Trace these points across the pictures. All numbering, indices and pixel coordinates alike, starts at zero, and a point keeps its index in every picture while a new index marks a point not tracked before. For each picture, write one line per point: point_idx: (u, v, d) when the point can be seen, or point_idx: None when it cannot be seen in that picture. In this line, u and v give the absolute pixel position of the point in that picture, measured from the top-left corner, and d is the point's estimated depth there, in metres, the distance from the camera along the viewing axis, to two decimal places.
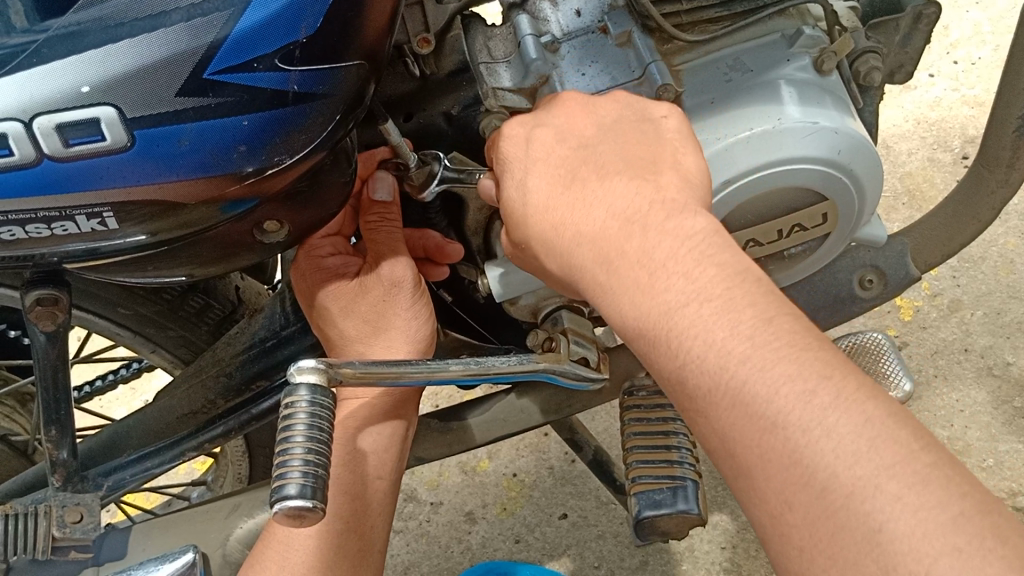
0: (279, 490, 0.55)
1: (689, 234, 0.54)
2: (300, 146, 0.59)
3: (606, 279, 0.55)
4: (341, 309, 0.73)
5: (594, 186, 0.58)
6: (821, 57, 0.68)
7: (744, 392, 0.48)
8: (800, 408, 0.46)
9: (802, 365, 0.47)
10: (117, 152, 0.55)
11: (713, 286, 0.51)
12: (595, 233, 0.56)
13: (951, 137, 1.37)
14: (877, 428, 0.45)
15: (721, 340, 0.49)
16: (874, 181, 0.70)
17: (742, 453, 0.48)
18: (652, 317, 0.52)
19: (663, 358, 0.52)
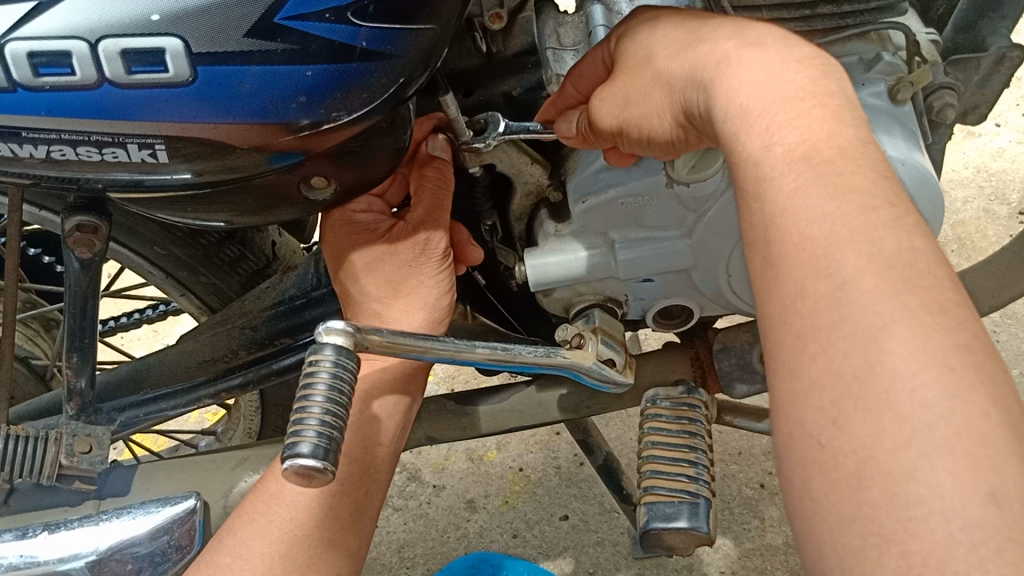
0: (291, 447, 0.54)
1: (812, 56, 0.47)
2: (359, 105, 0.58)
3: (736, 55, 0.48)
4: (365, 267, 0.73)
5: (715, 25, 0.52)
6: (897, 86, 0.66)
7: (813, 184, 0.41)
8: (866, 217, 0.40)
9: (884, 191, 0.41)
10: (178, 85, 0.55)
11: (824, 95, 0.44)
12: (729, 40, 0.49)
13: (1009, 191, 1.34)
14: (925, 271, 0.38)
15: (825, 131, 0.43)
16: (934, 221, 0.68)
17: (783, 241, 0.41)
18: (750, 102, 0.45)
19: (750, 142, 0.44)
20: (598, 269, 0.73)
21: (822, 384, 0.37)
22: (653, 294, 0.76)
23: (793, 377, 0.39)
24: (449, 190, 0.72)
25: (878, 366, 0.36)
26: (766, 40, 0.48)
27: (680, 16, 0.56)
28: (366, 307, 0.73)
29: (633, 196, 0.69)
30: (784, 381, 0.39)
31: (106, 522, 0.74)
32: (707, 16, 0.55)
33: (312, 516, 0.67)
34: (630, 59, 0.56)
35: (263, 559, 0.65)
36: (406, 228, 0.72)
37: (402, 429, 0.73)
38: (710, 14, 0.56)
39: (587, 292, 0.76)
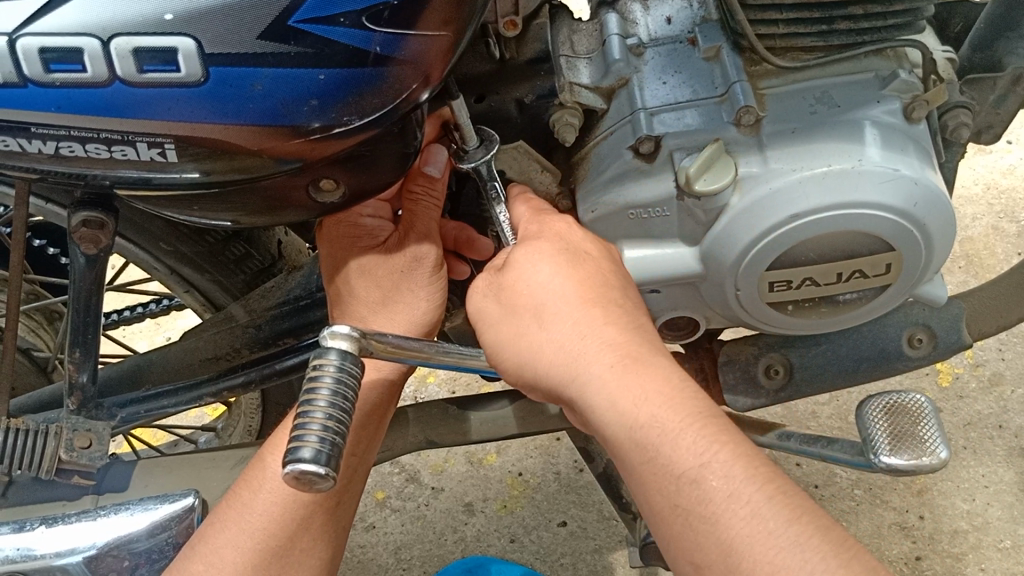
0: (293, 451, 0.53)
1: (684, 378, 0.60)
2: (370, 110, 0.57)
3: (631, 379, 0.58)
4: (357, 271, 0.73)
5: (613, 310, 0.62)
6: (912, 104, 0.65)
7: (754, 510, 0.52)
8: (814, 535, 0.51)
9: (798, 499, 0.54)
10: (189, 85, 0.54)
11: (710, 417, 0.57)
12: (612, 356, 0.60)
13: (1018, 208, 1.33)
14: (858, 554, 0.52)
15: (726, 455, 0.55)
16: (944, 240, 0.68)
17: (747, 563, 0.51)
18: (669, 425, 0.56)
19: (668, 477, 0.55)
20: None
21: None
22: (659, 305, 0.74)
23: None
24: (438, 203, 0.72)
25: None
26: (644, 363, 0.59)
27: (580, 275, 0.64)
28: (350, 313, 0.73)
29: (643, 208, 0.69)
30: None
31: (104, 518, 0.74)
32: (596, 281, 0.64)
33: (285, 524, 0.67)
34: (530, 314, 0.63)
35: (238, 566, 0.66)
36: (398, 235, 0.72)
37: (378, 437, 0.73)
38: (606, 273, 0.65)
39: None
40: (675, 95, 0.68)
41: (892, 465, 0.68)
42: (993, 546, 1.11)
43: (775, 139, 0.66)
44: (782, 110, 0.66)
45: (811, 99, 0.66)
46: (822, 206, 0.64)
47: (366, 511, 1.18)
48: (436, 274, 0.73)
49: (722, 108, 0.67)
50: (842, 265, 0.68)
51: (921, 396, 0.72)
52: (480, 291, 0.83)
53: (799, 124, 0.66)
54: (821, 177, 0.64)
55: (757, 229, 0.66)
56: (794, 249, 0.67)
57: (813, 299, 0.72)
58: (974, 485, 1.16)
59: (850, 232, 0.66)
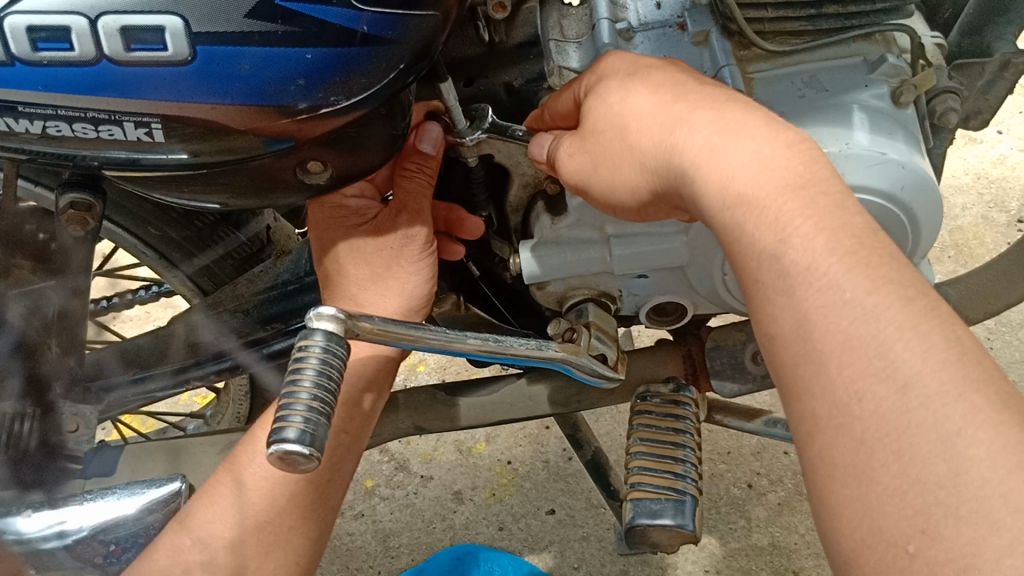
0: (278, 431, 0.53)
1: (798, 139, 0.52)
2: (358, 91, 0.57)
3: (720, 144, 0.51)
4: (346, 249, 0.73)
5: (700, 96, 0.55)
6: (900, 88, 0.65)
7: (847, 280, 0.45)
8: (902, 307, 0.44)
9: (908, 281, 0.45)
10: (177, 65, 0.54)
11: (820, 184, 0.49)
12: (708, 120, 0.53)
13: (1009, 199, 1.33)
14: (965, 349, 0.43)
15: (833, 222, 0.47)
16: (931, 225, 0.68)
17: (820, 334, 0.45)
18: (760, 192, 0.49)
19: (759, 236, 0.48)
20: (595, 263, 0.73)
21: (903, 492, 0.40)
22: (646, 290, 0.76)
23: (862, 483, 0.41)
24: (431, 180, 0.71)
25: (963, 474, 0.39)
26: (742, 116, 0.53)
27: (667, 77, 0.58)
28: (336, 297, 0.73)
29: None
30: (850, 488, 0.42)
31: (90, 502, 0.73)
32: (691, 84, 0.57)
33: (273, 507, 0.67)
34: (603, 123, 0.58)
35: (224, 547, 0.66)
36: (389, 214, 0.72)
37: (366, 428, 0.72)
38: (686, 76, 0.59)
39: (581, 286, 0.76)
40: None
41: None
42: None
43: None
44: (771, 94, 0.67)
45: (799, 84, 0.66)
46: None
47: (355, 499, 1.17)
48: (427, 250, 0.73)
49: None
50: None
51: None
52: (470, 278, 0.83)
53: (788, 109, 0.66)
54: None
55: None
56: None
57: None
58: None
59: None
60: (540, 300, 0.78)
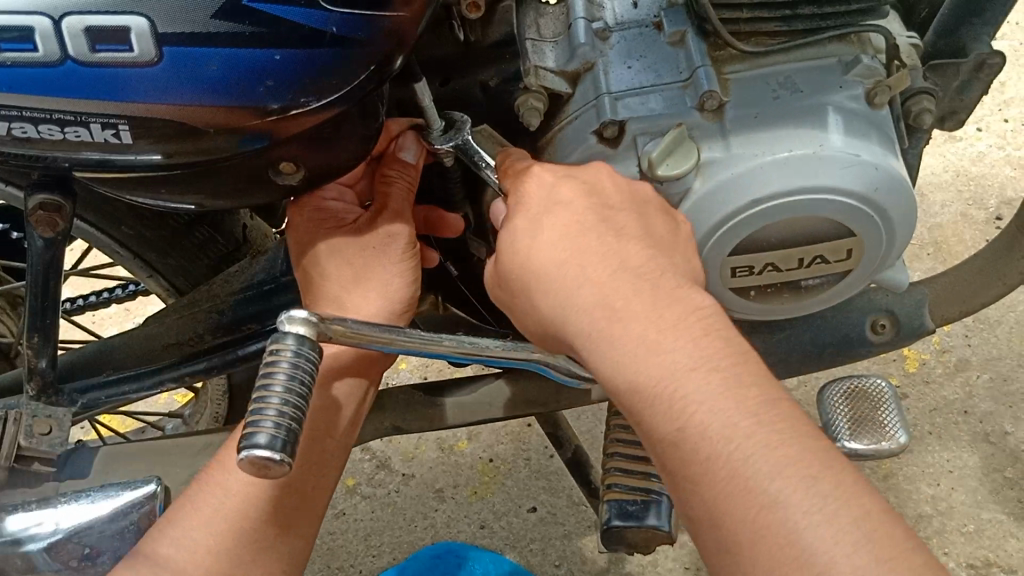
0: (248, 437, 0.53)
1: (694, 311, 0.55)
2: (328, 91, 0.57)
3: (618, 326, 0.54)
4: (327, 251, 0.71)
5: (608, 246, 0.58)
6: (874, 90, 0.65)
7: (750, 464, 0.48)
8: (805, 489, 0.47)
9: (807, 452, 0.49)
10: (143, 66, 0.53)
11: (718, 358, 0.52)
12: (599, 292, 0.56)
13: (987, 196, 1.31)
14: (872, 522, 0.46)
15: (723, 408, 0.50)
16: (907, 226, 0.68)
17: (732, 525, 0.48)
18: (657, 380, 0.52)
19: (664, 428, 0.51)
20: None
21: None
22: None
23: None
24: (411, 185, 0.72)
25: None
26: (632, 290, 0.55)
27: (575, 224, 0.59)
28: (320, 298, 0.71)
29: None
30: None
31: (64, 505, 0.73)
32: (598, 234, 0.59)
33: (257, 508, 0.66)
34: (509, 273, 0.60)
35: (206, 552, 0.64)
36: (370, 217, 0.71)
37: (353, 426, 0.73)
38: (598, 204, 0.60)
39: None
40: (639, 80, 0.68)
41: (854, 451, 0.67)
42: (958, 530, 1.06)
43: (737, 125, 0.66)
44: (745, 95, 0.66)
45: (774, 85, 0.66)
46: (783, 192, 0.64)
47: (335, 498, 1.17)
48: (409, 254, 0.72)
49: (687, 94, 0.67)
50: (803, 251, 0.68)
51: (882, 382, 0.72)
52: (446, 278, 0.82)
53: (762, 111, 0.65)
54: (783, 161, 0.64)
55: (718, 215, 0.66)
56: (756, 233, 0.67)
57: (775, 285, 0.71)
58: (939, 470, 1.10)
59: (810, 218, 0.66)
60: None
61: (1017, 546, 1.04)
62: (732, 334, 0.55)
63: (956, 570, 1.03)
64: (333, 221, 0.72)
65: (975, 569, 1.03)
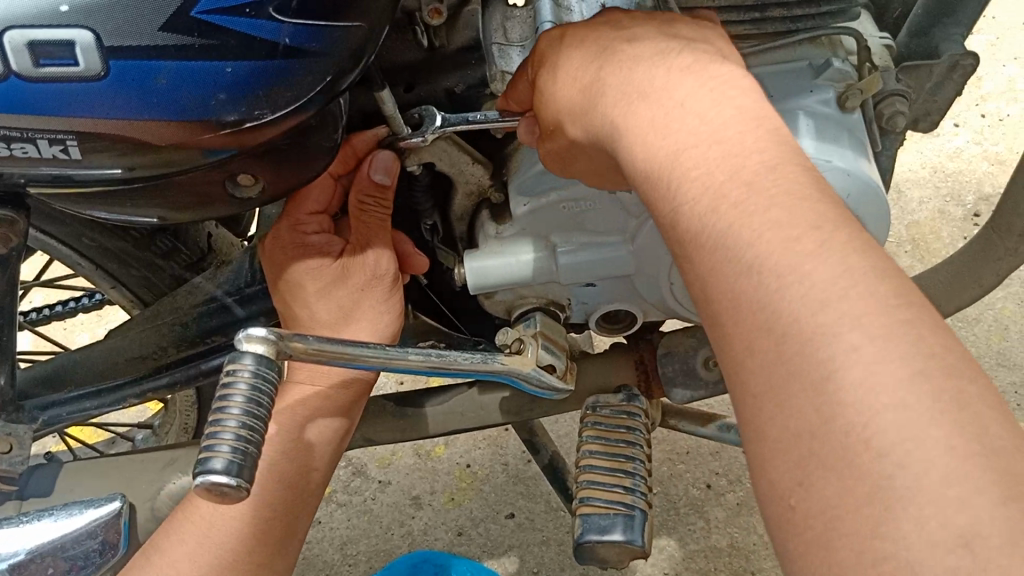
0: (204, 461, 0.51)
1: (708, 85, 0.48)
2: (284, 103, 0.55)
3: (621, 122, 0.50)
4: (315, 291, 0.69)
5: (623, 57, 0.53)
6: (845, 94, 0.64)
7: (731, 234, 0.43)
8: (788, 249, 0.41)
9: (801, 213, 0.42)
10: (89, 80, 0.51)
11: (729, 128, 0.46)
12: (613, 94, 0.51)
13: (964, 193, 1.30)
14: (854, 279, 0.39)
15: (723, 175, 0.44)
16: (880, 232, 0.66)
17: (719, 297, 0.43)
18: (658, 159, 0.47)
19: (666, 209, 0.47)
20: (539, 274, 0.71)
21: (784, 447, 0.39)
22: (595, 298, 0.74)
23: (758, 440, 0.40)
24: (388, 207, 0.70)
25: (833, 420, 0.37)
26: (638, 80, 0.51)
27: (599, 43, 0.55)
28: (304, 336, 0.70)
29: (577, 199, 0.67)
30: (751, 448, 0.41)
31: (27, 525, 0.71)
32: (627, 42, 0.54)
33: (251, 543, 0.66)
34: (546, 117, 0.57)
35: None
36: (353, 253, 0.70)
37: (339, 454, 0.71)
38: (620, 28, 0.56)
39: (529, 296, 0.74)
40: None
41: None
42: None
43: None
44: None
45: None
46: None
47: None
48: (397, 285, 0.72)
49: None
50: None
51: None
52: (416, 286, 0.81)
53: None
54: None
55: None
56: None
57: None
58: None
59: None
60: (489, 309, 0.76)
61: None
62: (757, 107, 0.47)
63: None
64: (317, 254, 0.70)
65: None
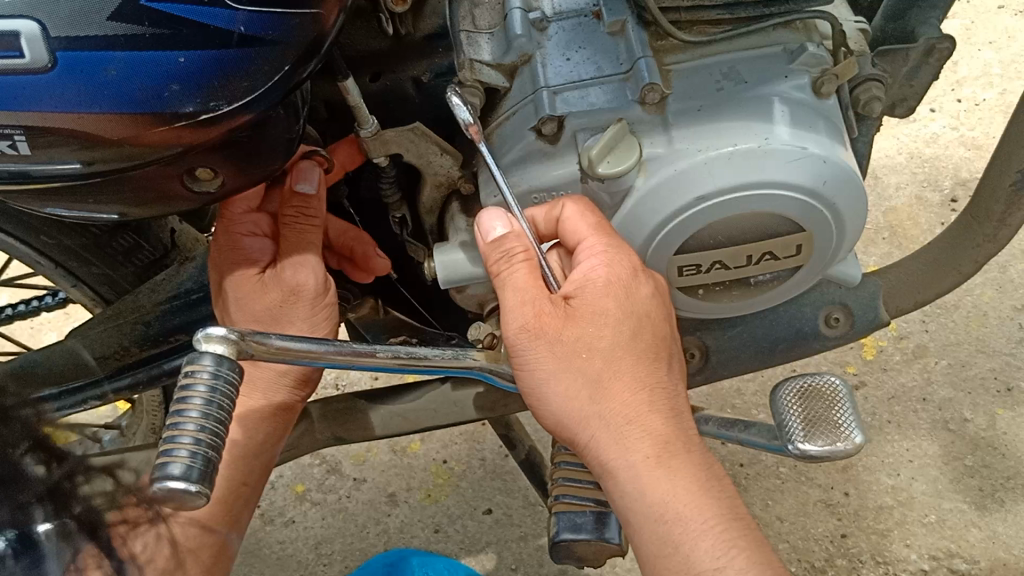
0: (162, 466, 0.50)
1: (639, 372, 0.62)
2: (240, 95, 0.53)
3: (577, 411, 0.60)
4: (235, 301, 0.70)
5: (577, 315, 0.61)
6: (821, 78, 0.62)
7: (660, 497, 0.58)
8: (695, 507, 0.58)
9: (702, 483, 0.59)
10: (36, 72, 0.49)
11: (657, 417, 0.60)
12: (575, 357, 0.60)
13: (942, 177, 1.29)
14: (732, 520, 0.58)
15: (706, 482, 0.59)
16: (856, 219, 0.65)
17: (647, 531, 0.58)
18: (604, 455, 0.60)
19: (655, 487, 0.58)
20: None
21: None
22: None
23: None
24: (313, 221, 0.68)
25: None
26: (642, 367, 0.62)
27: (623, 294, 0.61)
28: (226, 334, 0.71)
29: (546, 191, 0.66)
30: None
31: None
32: (636, 304, 0.62)
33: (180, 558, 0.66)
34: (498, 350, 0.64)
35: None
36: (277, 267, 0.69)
37: (266, 471, 0.73)
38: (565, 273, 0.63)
39: None
40: (579, 72, 0.65)
41: (806, 454, 0.64)
42: (918, 521, 1.03)
43: (680, 119, 0.62)
44: (688, 87, 0.63)
45: (717, 75, 0.63)
46: (730, 187, 0.61)
47: (285, 506, 1.14)
48: (318, 304, 0.71)
49: (626, 86, 0.63)
50: (753, 248, 0.64)
51: (836, 378, 0.70)
52: (385, 279, 0.79)
53: (706, 102, 0.62)
54: (728, 156, 0.60)
55: (663, 212, 0.63)
56: (701, 232, 0.64)
57: (724, 283, 0.68)
58: (899, 459, 1.07)
59: (757, 215, 0.63)
60: (460, 304, 0.75)
61: (979, 535, 1.02)
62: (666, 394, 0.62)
63: (917, 563, 1.00)
64: (244, 263, 0.70)
65: (937, 561, 1.00)
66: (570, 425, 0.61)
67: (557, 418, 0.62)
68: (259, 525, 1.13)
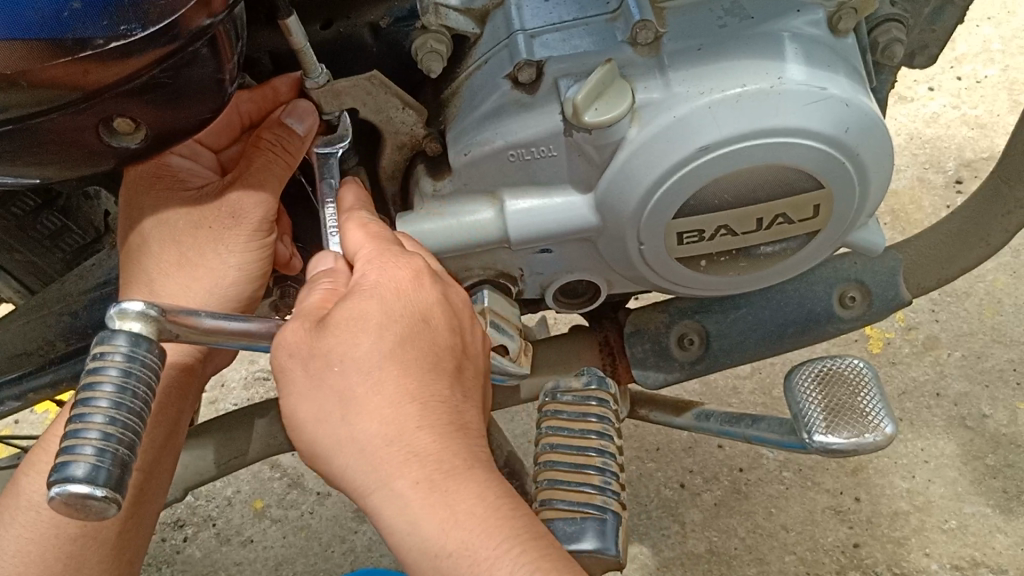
0: (62, 468, 0.41)
1: (418, 386, 0.47)
2: (160, 17, 0.45)
3: (342, 435, 0.46)
4: (154, 223, 0.61)
5: (338, 315, 0.48)
6: (838, 13, 0.54)
7: (432, 537, 0.43)
8: (482, 540, 0.43)
9: (499, 504, 0.45)
10: None
11: (435, 428, 0.46)
12: (334, 368, 0.47)
13: (945, 158, 1.22)
14: (541, 544, 0.44)
15: (496, 504, 0.45)
16: (880, 174, 0.57)
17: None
18: (362, 481, 0.46)
19: (427, 519, 0.44)
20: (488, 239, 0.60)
21: None
22: (552, 267, 0.63)
23: None
24: (288, 159, 0.59)
25: None
26: (414, 375, 0.47)
27: (390, 297, 0.49)
28: (134, 271, 0.61)
29: (526, 148, 0.57)
30: None
31: None
32: (409, 308, 0.49)
33: (49, 558, 0.57)
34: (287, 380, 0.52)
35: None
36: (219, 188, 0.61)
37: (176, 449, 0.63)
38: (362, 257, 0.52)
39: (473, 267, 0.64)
40: (559, 12, 0.55)
41: (828, 446, 0.57)
42: (938, 528, 0.95)
43: (679, 60, 0.53)
44: (685, 26, 0.53)
45: (718, 10, 0.54)
46: (736, 135, 0.53)
47: (242, 524, 1.04)
48: (253, 243, 0.61)
49: (616, 27, 0.54)
50: (762, 208, 0.57)
51: (859, 361, 0.61)
52: None
53: (707, 42, 0.53)
54: (734, 101, 0.52)
55: (660, 166, 0.54)
56: (706, 187, 0.55)
57: (730, 252, 0.60)
58: (914, 460, 0.99)
59: (767, 170, 0.55)
60: None
61: (1005, 542, 0.94)
62: (454, 405, 0.48)
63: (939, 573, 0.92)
64: (172, 181, 0.61)
65: (960, 571, 0.92)
66: (328, 457, 0.47)
67: (311, 448, 0.47)
68: (215, 545, 1.03)
